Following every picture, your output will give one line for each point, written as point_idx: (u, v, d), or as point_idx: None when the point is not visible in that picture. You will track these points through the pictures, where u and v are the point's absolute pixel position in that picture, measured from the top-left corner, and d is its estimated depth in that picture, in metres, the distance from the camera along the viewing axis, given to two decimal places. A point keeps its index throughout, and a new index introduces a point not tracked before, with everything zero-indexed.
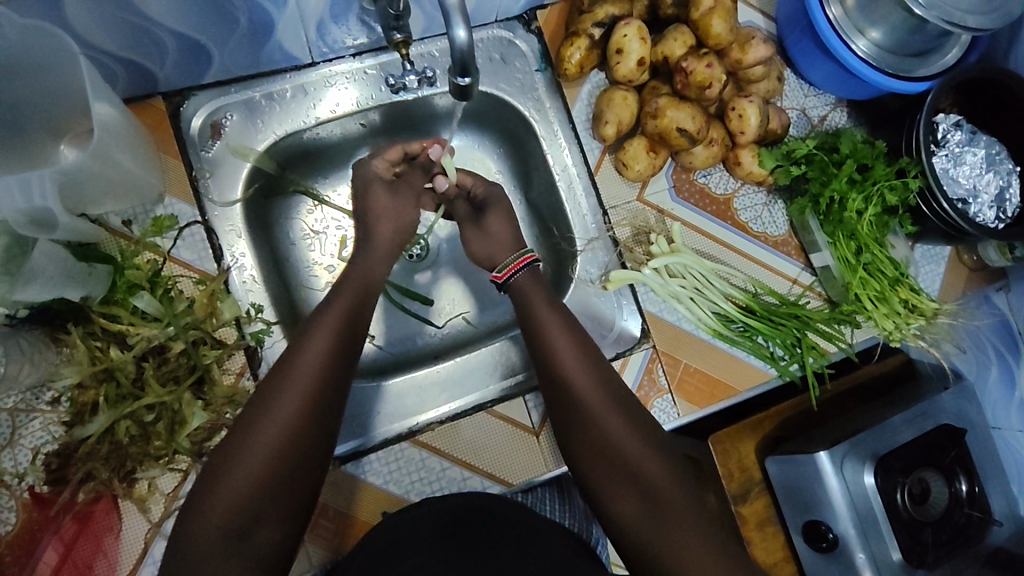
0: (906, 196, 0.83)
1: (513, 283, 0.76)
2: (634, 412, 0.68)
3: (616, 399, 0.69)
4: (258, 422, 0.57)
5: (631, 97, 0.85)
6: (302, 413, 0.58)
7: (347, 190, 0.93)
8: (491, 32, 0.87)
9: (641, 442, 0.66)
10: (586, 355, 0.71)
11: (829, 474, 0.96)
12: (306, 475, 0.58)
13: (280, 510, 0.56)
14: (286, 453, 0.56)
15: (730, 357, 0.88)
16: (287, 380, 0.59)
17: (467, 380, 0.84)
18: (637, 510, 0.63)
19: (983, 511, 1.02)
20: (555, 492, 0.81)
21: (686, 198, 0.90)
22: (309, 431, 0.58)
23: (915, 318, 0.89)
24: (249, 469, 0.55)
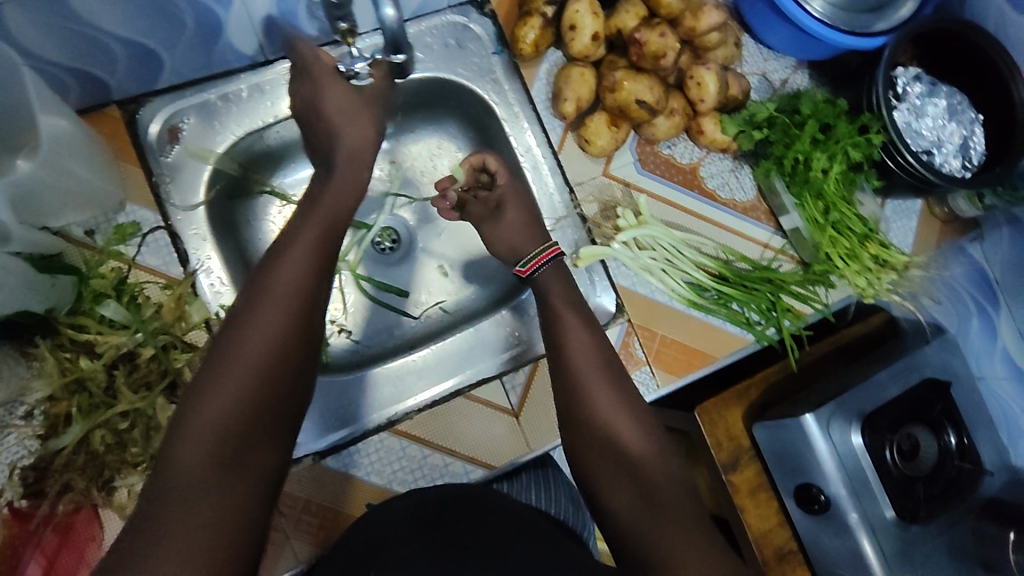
0: (871, 152, 0.83)
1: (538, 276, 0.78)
2: (640, 415, 0.69)
3: (625, 399, 0.69)
4: (243, 343, 0.56)
5: (588, 73, 0.84)
6: (286, 330, 0.58)
7: None
8: (444, 18, 0.87)
9: (648, 446, 0.67)
10: (595, 352, 0.72)
11: (816, 435, 0.98)
12: (289, 407, 0.57)
13: (270, 425, 0.55)
14: (267, 380, 0.55)
15: (704, 325, 0.88)
16: (258, 307, 0.58)
17: (444, 365, 0.82)
18: (641, 518, 0.61)
19: (974, 462, 1.05)
20: (541, 479, 0.82)
21: (651, 170, 0.90)
22: (288, 359, 0.57)
23: (886, 273, 0.88)
24: (240, 383, 0.54)
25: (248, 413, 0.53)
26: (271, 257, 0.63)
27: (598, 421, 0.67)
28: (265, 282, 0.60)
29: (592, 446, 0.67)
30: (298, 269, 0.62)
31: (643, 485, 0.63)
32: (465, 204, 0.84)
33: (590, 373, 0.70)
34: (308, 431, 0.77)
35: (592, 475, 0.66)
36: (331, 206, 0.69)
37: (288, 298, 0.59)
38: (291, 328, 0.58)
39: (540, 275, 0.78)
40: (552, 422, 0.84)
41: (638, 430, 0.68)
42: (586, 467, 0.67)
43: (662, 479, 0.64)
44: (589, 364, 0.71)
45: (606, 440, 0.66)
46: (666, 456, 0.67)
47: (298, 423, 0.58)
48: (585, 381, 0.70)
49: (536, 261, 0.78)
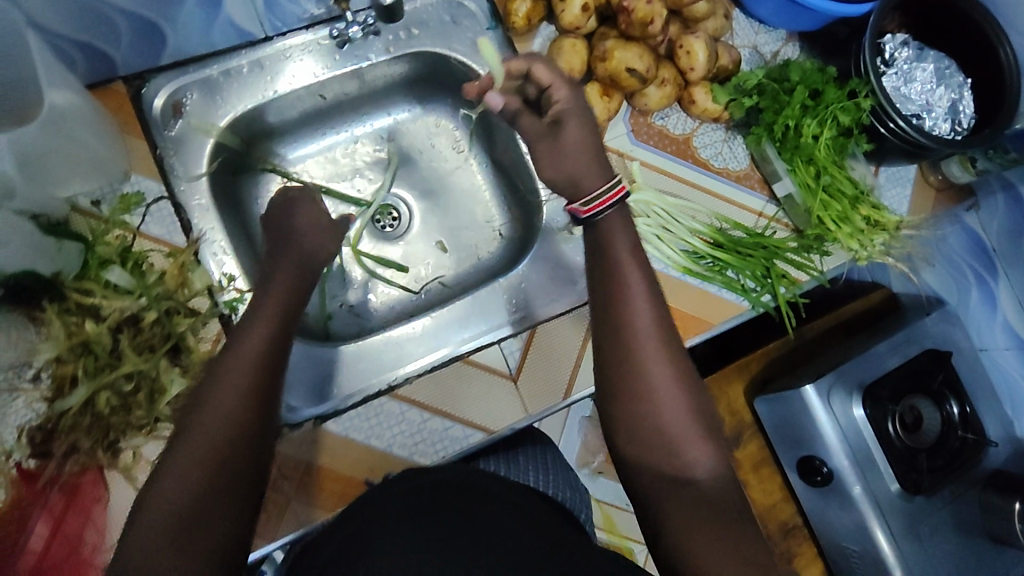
0: (859, 116, 0.85)
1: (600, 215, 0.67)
2: (688, 378, 0.61)
3: (674, 359, 0.61)
4: (201, 412, 0.55)
5: (579, 44, 0.86)
6: (244, 395, 0.56)
7: (314, 164, 0.97)
8: None
9: (690, 415, 0.60)
10: (651, 302, 0.63)
11: (816, 406, 0.99)
12: (252, 480, 0.55)
13: (231, 493, 0.53)
14: (224, 455, 0.53)
15: (701, 292, 0.88)
16: (218, 375, 0.58)
17: (442, 332, 0.84)
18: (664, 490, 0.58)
19: (977, 434, 1.04)
20: (539, 459, 0.85)
21: (645, 140, 0.91)
22: (248, 424, 0.55)
23: (878, 234, 0.89)
24: (196, 454, 0.52)
25: (201, 493, 0.51)
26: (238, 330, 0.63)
27: (641, 385, 0.60)
28: (226, 358, 0.59)
29: (630, 427, 0.60)
30: (259, 344, 0.61)
31: (674, 460, 0.59)
32: (516, 117, 0.78)
33: (642, 327, 0.61)
34: (307, 396, 0.78)
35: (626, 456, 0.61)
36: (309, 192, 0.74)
37: (249, 370, 0.58)
38: (251, 399, 0.56)
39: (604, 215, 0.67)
40: (551, 386, 0.84)
41: (685, 397, 0.60)
42: (620, 423, 0.61)
43: (698, 457, 0.59)
44: (644, 314, 0.62)
45: (648, 404, 0.60)
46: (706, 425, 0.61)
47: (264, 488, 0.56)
48: (633, 354, 0.61)
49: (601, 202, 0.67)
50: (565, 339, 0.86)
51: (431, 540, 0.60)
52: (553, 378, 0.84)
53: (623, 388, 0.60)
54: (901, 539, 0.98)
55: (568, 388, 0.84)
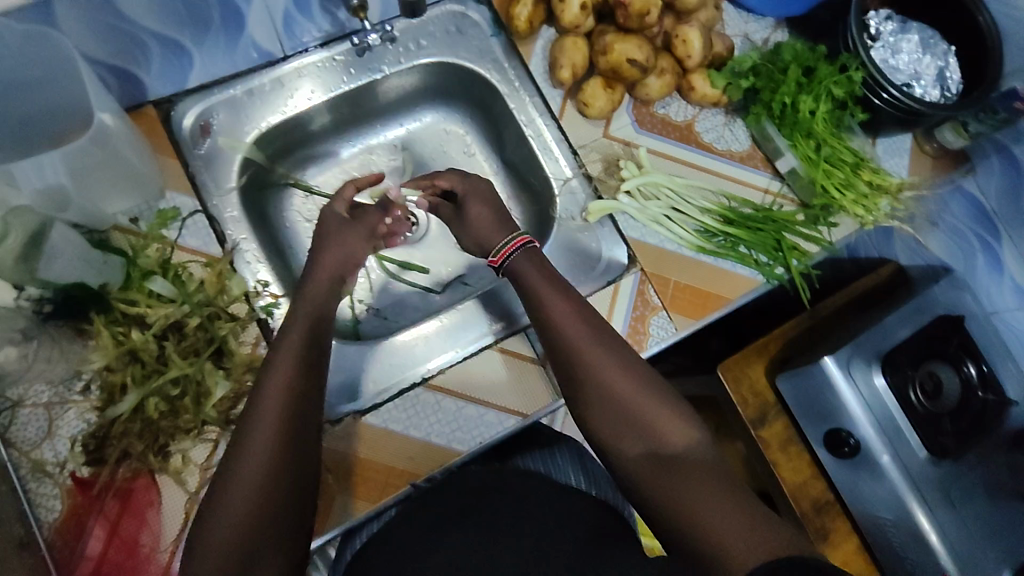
0: (853, 88, 0.88)
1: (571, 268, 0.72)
2: (632, 362, 0.66)
3: (616, 351, 0.67)
4: (238, 459, 0.55)
5: (580, 42, 0.90)
6: (280, 439, 0.56)
7: (334, 177, 1.02)
8: (444, 8, 0.94)
9: (650, 393, 0.64)
10: (578, 306, 0.70)
11: (838, 378, 1.04)
12: (291, 518, 0.56)
13: (277, 536, 0.55)
14: (262, 500, 0.54)
15: (715, 269, 0.91)
16: (250, 419, 0.57)
17: (466, 331, 0.87)
18: (646, 470, 0.61)
19: (998, 394, 1.04)
20: (576, 457, 0.90)
21: (649, 129, 0.95)
22: (285, 467, 0.56)
23: (881, 197, 0.92)
24: (239, 503, 0.54)
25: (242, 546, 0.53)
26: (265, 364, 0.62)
27: (597, 380, 0.65)
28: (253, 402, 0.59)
29: (617, 431, 0.63)
30: (287, 382, 0.60)
31: (647, 436, 0.62)
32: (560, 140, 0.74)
33: (578, 330, 0.68)
34: (346, 393, 0.81)
35: (620, 463, 0.63)
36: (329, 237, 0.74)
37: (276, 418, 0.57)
38: (282, 444, 0.56)
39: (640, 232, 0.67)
40: None
41: (638, 383, 0.65)
42: (594, 423, 0.65)
43: (669, 429, 0.62)
44: (582, 326, 0.68)
45: (607, 398, 0.64)
46: (668, 399, 0.64)
47: (307, 522, 0.58)
48: (597, 368, 0.65)
49: (505, 251, 0.75)
50: None
51: (491, 534, 0.63)
52: None
53: (598, 398, 0.64)
54: (931, 500, 1.01)
55: None
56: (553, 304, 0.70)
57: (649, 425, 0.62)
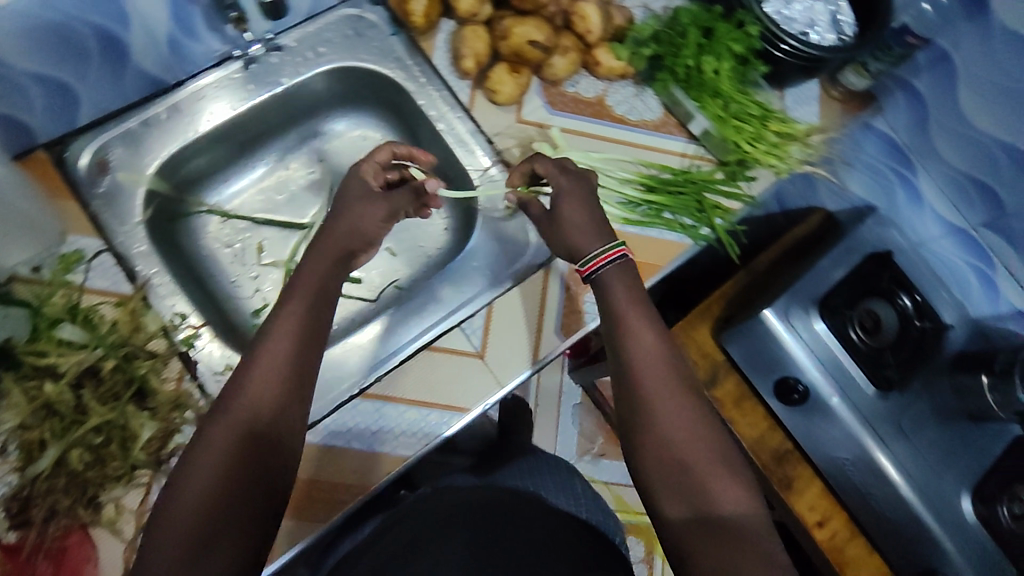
0: (752, 43, 0.89)
1: (606, 272, 0.74)
2: (705, 423, 0.66)
3: (687, 407, 0.67)
4: (201, 452, 0.55)
5: (480, 29, 0.88)
6: (241, 435, 0.56)
7: (249, 197, 0.98)
8: (338, 12, 0.92)
9: (712, 458, 0.64)
10: (657, 349, 0.70)
11: (780, 329, 1.06)
12: (252, 520, 0.54)
13: (232, 536, 0.52)
14: (219, 496, 0.53)
15: (644, 238, 0.91)
16: (219, 419, 0.57)
17: (426, 319, 0.86)
18: (694, 529, 0.61)
19: (934, 321, 1.10)
20: (570, 485, 0.98)
21: (562, 109, 0.94)
22: (244, 465, 0.55)
23: (791, 146, 0.92)
24: (194, 498, 0.52)
25: (208, 513, 0.52)
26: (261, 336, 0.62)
27: (658, 429, 0.65)
28: (243, 372, 0.59)
29: (670, 485, 0.64)
30: (266, 379, 0.59)
31: (699, 498, 0.62)
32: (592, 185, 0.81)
33: (650, 374, 0.68)
34: None
35: (667, 515, 0.64)
36: (336, 229, 0.73)
37: (260, 387, 0.58)
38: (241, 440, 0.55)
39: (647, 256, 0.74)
40: (519, 352, 0.84)
41: (704, 445, 0.65)
42: (646, 468, 0.66)
43: (728, 501, 0.62)
44: (657, 372, 0.68)
45: (667, 453, 0.64)
46: (733, 471, 0.64)
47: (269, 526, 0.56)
48: (660, 415, 0.66)
49: (595, 263, 0.74)
50: (522, 305, 0.86)
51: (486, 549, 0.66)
52: (518, 344, 0.85)
53: (657, 444, 0.65)
54: (886, 436, 1.05)
55: (535, 352, 0.85)
56: (632, 344, 0.69)
57: (705, 488, 0.63)
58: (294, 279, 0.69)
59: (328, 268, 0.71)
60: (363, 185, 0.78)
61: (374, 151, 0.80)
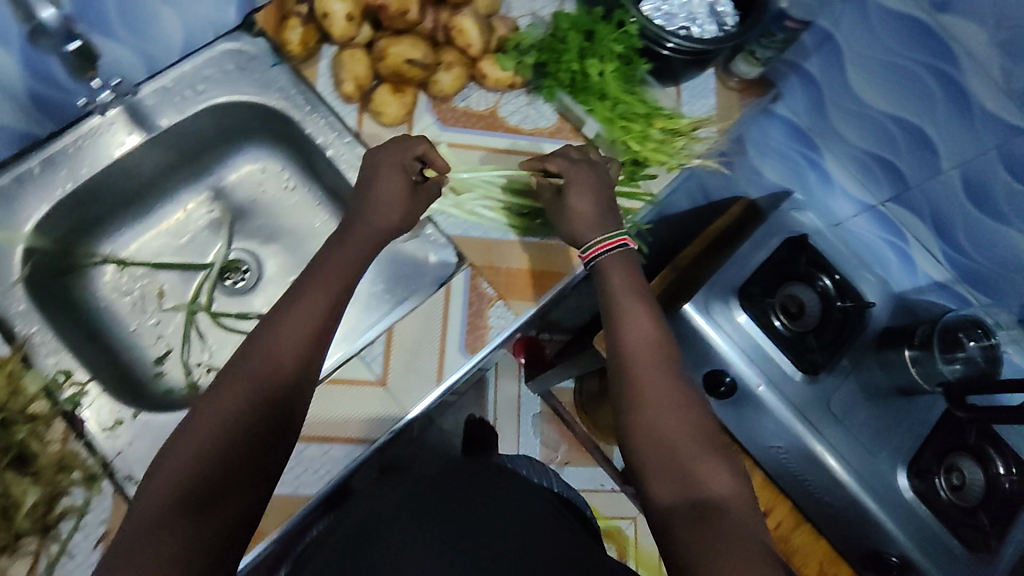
0: (634, 43, 0.87)
1: (600, 261, 0.79)
2: (692, 407, 0.68)
3: (676, 390, 0.69)
4: (211, 400, 0.59)
5: (359, 52, 0.87)
6: (257, 390, 0.60)
7: (148, 242, 0.96)
8: (217, 47, 0.89)
9: (696, 438, 0.66)
10: (651, 335, 0.73)
11: (702, 322, 1.05)
12: (252, 471, 0.58)
13: (235, 479, 0.56)
14: (227, 441, 0.57)
15: (544, 247, 0.90)
16: (231, 376, 0.61)
17: (350, 337, 0.86)
18: (676, 504, 0.63)
19: (856, 300, 1.08)
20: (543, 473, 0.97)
21: (454, 124, 0.93)
22: (252, 419, 0.59)
23: (680, 141, 0.92)
24: (202, 437, 0.57)
25: (185, 487, 0.54)
26: (264, 329, 0.65)
27: (645, 408, 0.68)
28: (240, 362, 0.62)
29: (658, 467, 0.65)
30: (287, 343, 0.63)
31: (684, 475, 0.64)
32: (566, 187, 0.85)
33: (640, 358, 0.71)
34: None
35: (653, 498, 0.65)
36: (377, 218, 0.76)
37: (251, 376, 0.61)
38: (257, 394, 0.60)
39: (601, 262, 0.79)
40: (423, 375, 0.83)
41: (690, 427, 0.67)
42: (633, 447, 0.68)
43: (712, 479, 0.63)
44: (648, 357, 0.71)
45: (654, 431, 0.67)
46: (719, 453, 0.65)
47: (270, 478, 0.60)
48: (648, 394, 0.69)
49: (597, 249, 0.79)
50: (425, 326, 0.85)
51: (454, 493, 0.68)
52: (421, 367, 0.83)
53: (642, 423, 0.68)
54: (819, 422, 1.05)
55: (440, 373, 0.83)
56: (628, 329, 0.73)
57: (687, 465, 0.64)
58: (327, 250, 0.74)
59: (358, 244, 0.75)
60: (396, 176, 0.79)
61: (416, 140, 0.81)
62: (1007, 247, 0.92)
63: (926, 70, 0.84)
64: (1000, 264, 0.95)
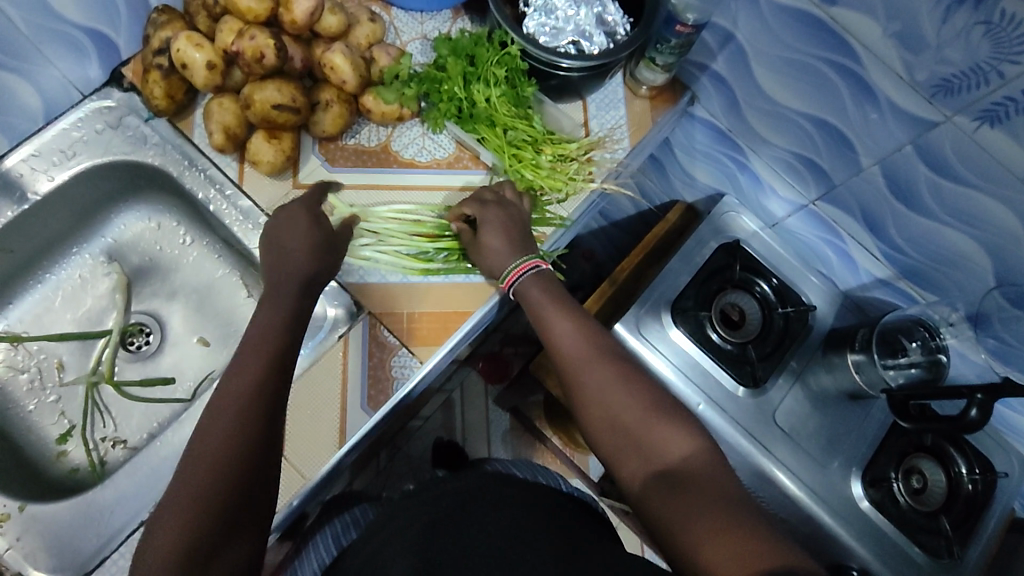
0: (519, 64, 0.83)
1: (519, 287, 0.76)
2: (638, 382, 0.66)
3: (618, 370, 0.67)
4: (202, 447, 0.55)
5: (227, 100, 0.82)
6: (244, 430, 0.56)
7: (41, 313, 0.92)
8: (87, 106, 0.85)
9: (652, 413, 0.63)
10: (578, 325, 0.71)
11: (634, 343, 0.99)
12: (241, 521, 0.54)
13: (234, 532, 0.54)
14: (219, 491, 0.53)
15: (448, 287, 0.85)
16: (217, 415, 0.57)
17: None
18: (651, 487, 0.60)
19: (798, 305, 1.02)
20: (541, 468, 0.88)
21: (343, 164, 0.89)
22: (244, 464, 0.55)
23: (574, 165, 0.88)
24: (197, 488, 0.52)
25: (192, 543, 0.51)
26: (236, 368, 0.60)
27: (593, 400, 0.65)
28: (227, 409, 0.57)
29: (621, 453, 0.63)
30: (253, 382, 0.59)
31: (649, 454, 0.61)
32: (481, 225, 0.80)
33: (575, 351, 0.69)
34: (59, 562, 0.72)
35: (626, 487, 0.62)
36: (296, 255, 0.71)
37: (239, 422, 0.56)
38: (242, 433, 0.56)
39: (522, 285, 0.75)
40: (321, 439, 0.76)
41: (641, 403, 0.64)
42: (596, 442, 0.65)
43: (676, 450, 0.60)
44: (582, 348, 0.69)
45: (610, 420, 0.64)
46: (676, 421, 0.63)
47: (261, 524, 0.57)
48: (593, 385, 0.66)
49: (513, 275, 0.76)
50: (322, 385, 0.78)
51: (458, 500, 0.60)
52: (318, 430, 0.76)
53: (596, 415, 0.65)
54: (766, 439, 0.98)
55: (340, 435, 0.77)
56: (557, 327, 0.71)
57: (649, 445, 0.61)
58: (275, 290, 0.69)
59: (291, 284, 0.69)
60: (306, 216, 0.75)
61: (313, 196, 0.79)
62: (938, 242, 0.88)
63: (828, 66, 0.81)
64: (935, 259, 0.91)
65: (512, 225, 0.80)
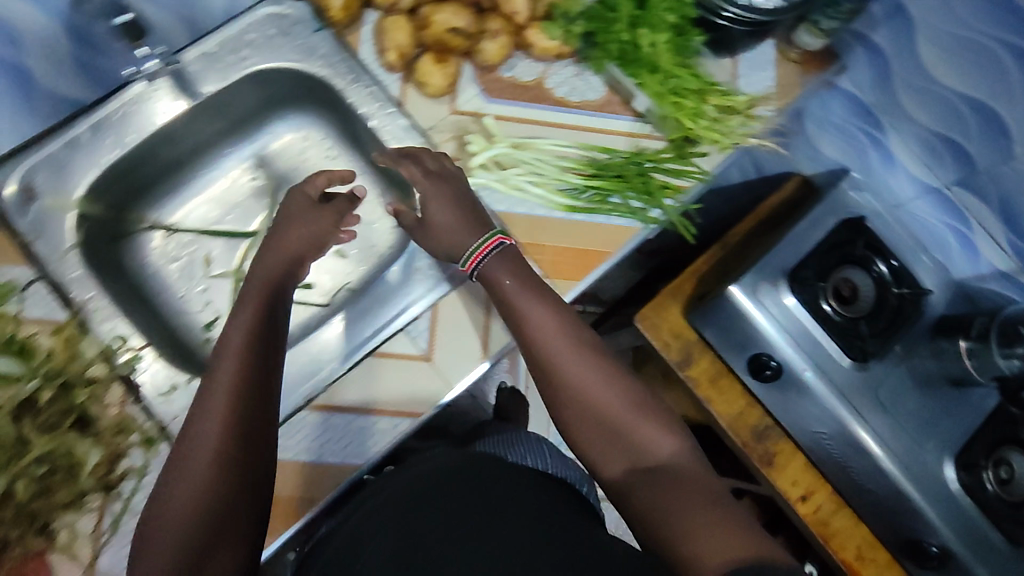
0: (687, 11, 0.84)
1: (483, 267, 0.71)
2: (619, 375, 0.64)
3: (600, 362, 0.64)
4: (190, 444, 0.56)
5: (402, 19, 0.86)
6: (229, 425, 0.56)
7: (195, 207, 0.97)
8: (262, 11, 0.88)
9: (633, 408, 0.62)
10: (555, 312, 0.67)
11: (749, 304, 1.02)
12: (243, 504, 0.56)
13: (237, 516, 0.55)
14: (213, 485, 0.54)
15: (592, 226, 0.87)
16: (204, 409, 0.57)
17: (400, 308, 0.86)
18: (634, 484, 0.59)
19: (913, 286, 1.04)
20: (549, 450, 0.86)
21: (498, 96, 0.91)
22: (236, 457, 0.56)
23: (732, 119, 0.89)
24: (194, 481, 0.54)
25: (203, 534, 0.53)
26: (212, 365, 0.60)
27: (575, 396, 0.63)
28: (211, 406, 0.57)
29: (604, 449, 0.61)
30: (233, 376, 0.59)
31: (632, 452, 0.60)
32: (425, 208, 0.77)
33: (552, 339, 0.65)
34: None
35: (606, 479, 0.61)
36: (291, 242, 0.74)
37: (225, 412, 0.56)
38: (226, 426, 0.56)
39: (484, 267, 0.71)
40: (466, 352, 0.81)
41: (623, 400, 0.62)
42: (578, 437, 0.63)
43: (661, 448, 0.60)
44: (559, 337, 0.65)
45: (597, 419, 0.62)
46: (658, 416, 0.62)
47: (264, 505, 0.58)
48: (575, 380, 0.63)
49: (476, 256, 0.71)
50: (468, 304, 0.83)
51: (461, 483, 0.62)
52: (463, 342, 0.82)
53: (577, 412, 0.63)
54: (861, 407, 1.02)
55: (483, 349, 0.82)
56: (533, 316, 0.67)
57: (636, 444, 0.60)
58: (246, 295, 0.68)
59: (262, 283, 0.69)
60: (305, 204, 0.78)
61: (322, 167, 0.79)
62: None
63: (1002, 47, 0.80)
64: None
65: (457, 200, 0.76)
